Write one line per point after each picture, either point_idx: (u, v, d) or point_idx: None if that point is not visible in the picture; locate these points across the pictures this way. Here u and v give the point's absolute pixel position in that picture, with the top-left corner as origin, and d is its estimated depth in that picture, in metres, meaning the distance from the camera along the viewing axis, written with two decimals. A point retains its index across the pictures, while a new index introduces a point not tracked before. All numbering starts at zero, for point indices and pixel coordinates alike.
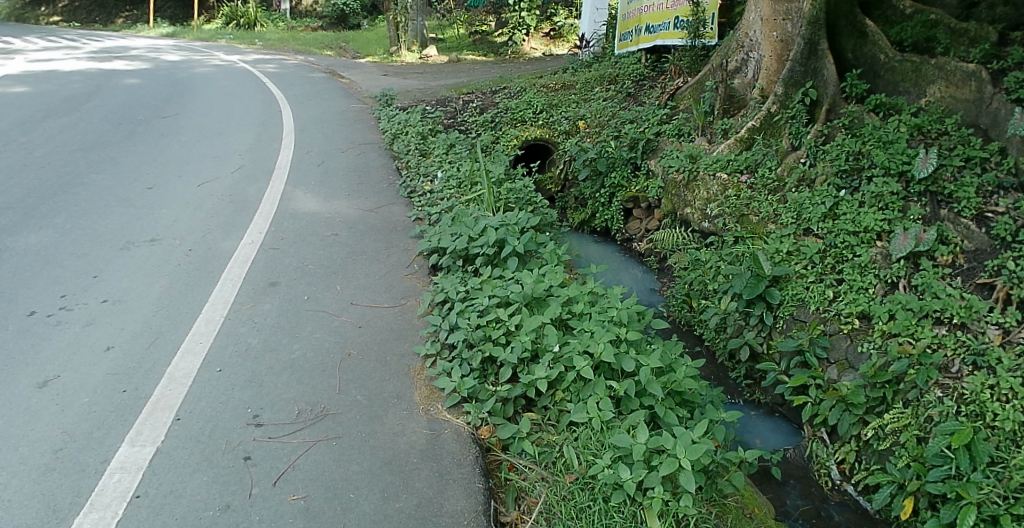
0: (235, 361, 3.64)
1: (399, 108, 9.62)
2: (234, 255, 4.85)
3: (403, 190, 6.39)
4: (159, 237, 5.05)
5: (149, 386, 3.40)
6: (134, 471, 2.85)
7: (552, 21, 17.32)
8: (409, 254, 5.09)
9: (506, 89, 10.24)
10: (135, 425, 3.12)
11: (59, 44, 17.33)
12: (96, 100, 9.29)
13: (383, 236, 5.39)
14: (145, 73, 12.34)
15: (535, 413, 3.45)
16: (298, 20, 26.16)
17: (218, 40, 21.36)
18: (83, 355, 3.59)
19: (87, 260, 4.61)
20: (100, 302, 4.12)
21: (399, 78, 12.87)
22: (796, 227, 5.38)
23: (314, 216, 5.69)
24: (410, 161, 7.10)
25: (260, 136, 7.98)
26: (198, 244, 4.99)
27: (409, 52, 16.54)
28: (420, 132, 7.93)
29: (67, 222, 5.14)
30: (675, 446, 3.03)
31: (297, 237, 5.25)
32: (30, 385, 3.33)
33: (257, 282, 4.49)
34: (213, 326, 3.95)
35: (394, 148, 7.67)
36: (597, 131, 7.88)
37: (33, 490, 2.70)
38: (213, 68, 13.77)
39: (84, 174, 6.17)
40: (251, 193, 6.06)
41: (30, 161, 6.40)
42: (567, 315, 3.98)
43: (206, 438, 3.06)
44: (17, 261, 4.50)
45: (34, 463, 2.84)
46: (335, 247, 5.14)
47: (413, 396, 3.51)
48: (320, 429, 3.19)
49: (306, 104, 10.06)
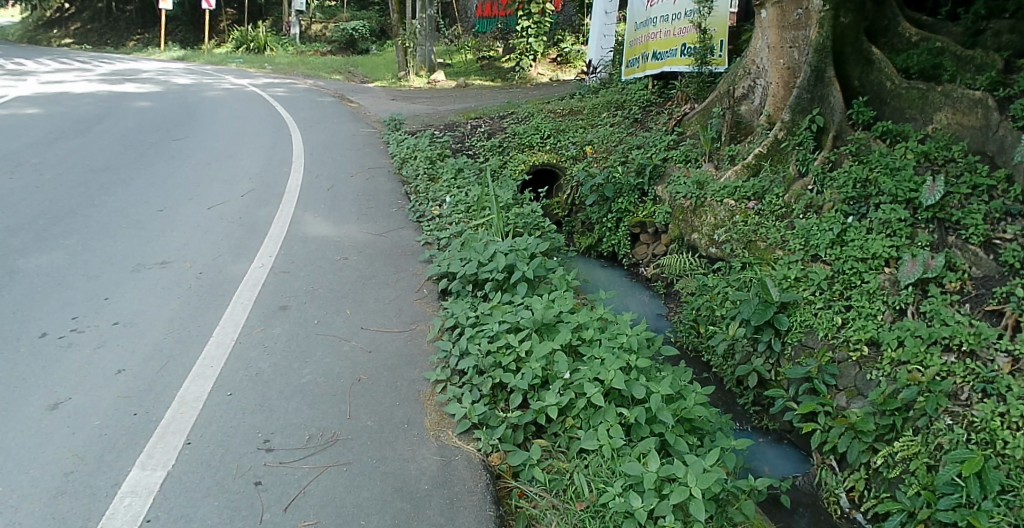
0: (245, 385, 3.63)
1: (407, 132, 9.69)
2: (246, 278, 4.86)
3: (412, 214, 6.40)
4: (169, 260, 5.06)
5: (160, 409, 3.39)
6: (145, 495, 2.82)
7: (559, 47, 17.40)
8: (419, 278, 5.09)
9: (514, 115, 10.31)
10: (145, 449, 3.09)
11: (72, 67, 17.60)
12: (106, 122, 9.36)
13: (392, 260, 5.39)
14: (157, 96, 12.46)
15: (545, 440, 3.46)
16: (308, 44, 26.47)
17: (229, 64, 21.71)
18: (93, 378, 3.58)
19: (98, 282, 4.61)
20: (112, 324, 4.11)
21: (405, 103, 13.00)
22: (804, 254, 5.40)
23: (324, 240, 5.71)
24: (419, 186, 7.12)
25: (269, 159, 8.04)
26: (209, 266, 5.00)
27: (418, 77, 16.76)
28: (429, 156, 8.03)
29: (79, 244, 5.16)
30: (687, 474, 3.04)
31: (307, 260, 5.25)
32: (41, 407, 3.32)
33: (267, 306, 4.49)
34: (224, 350, 3.95)
35: (402, 172, 7.70)
36: (604, 156, 7.92)
37: (44, 513, 2.67)
38: (223, 92, 13.89)
39: (96, 196, 6.21)
40: (262, 217, 6.08)
41: (43, 182, 6.44)
42: (577, 342, 4.00)
43: (218, 462, 3.04)
44: (28, 283, 4.51)
45: (45, 486, 2.82)
46: (345, 271, 5.14)
47: (424, 421, 3.51)
48: (331, 454, 3.17)
49: (317, 128, 10.15)
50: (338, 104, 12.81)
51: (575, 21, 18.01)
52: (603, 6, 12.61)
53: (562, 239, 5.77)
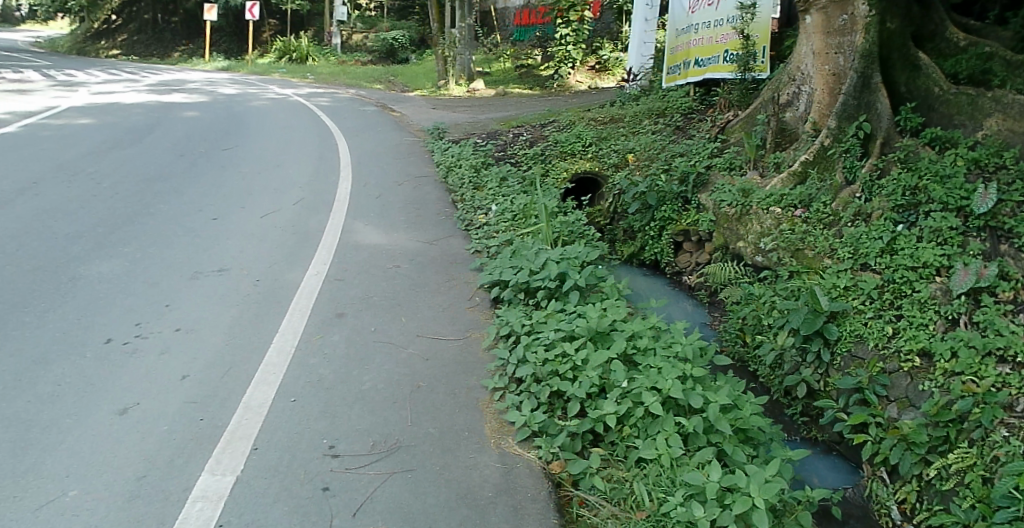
0: (307, 392, 3.68)
1: (449, 141, 9.76)
2: (301, 286, 4.93)
3: (459, 222, 6.46)
4: (226, 267, 5.14)
5: (225, 415, 3.44)
6: (216, 500, 2.83)
7: (597, 54, 17.44)
8: (470, 287, 5.12)
9: (555, 122, 10.37)
10: (214, 454, 3.15)
11: (123, 77, 18.17)
12: (157, 132, 9.58)
13: (443, 268, 5.43)
14: (203, 105, 12.75)
15: (603, 449, 3.46)
16: (347, 53, 26.96)
17: (272, 74, 22.19)
18: (160, 383, 3.65)
19: (158, 288, 4.72)
20: (174, 330, 4.20)
21: (443, 112, 13.09)
22: (853, 262, 5.34)
23: (375, 248, 5.77)
24: (464, 195, 7.19)
25: (312, 167, 8.15)
26: (265, 274, 5.07)
27: (456, 86, 16.75)
28: (472, 165, 8.09)
29: (138, 252, 5.28)
30: (748, 484, 3.00)
31: (360, 269, 5.31)
32: (111, 411, 3.39)
33: (323, 313, 4.55)
34: (284, 357, 4.00)
35: (448, 181, 7.75)
36: (646, 164, 7.89)
37: (116, 518, 2.66)
38: (267, 101, 14.14)
39: (153, 204, 6.35)
40: (314, 225, 6.16)
41: (99, 191, 6.59)
42: (632, 351, 3.99)
43: (284, 468, 3.07)
44: (91, 290, 4.61)
45: (118, 490, 2.84)
46: (397, 279, 5.19)
47: (483, 429, 3.53)
48: (395, 461, 3.19)
49: (357, 136, 10.26)
50: (376, 113, 12.93)
51: (613, 29, 17.92)
52: (643, 12, 12.54)
53: (605, 248, 5.76)
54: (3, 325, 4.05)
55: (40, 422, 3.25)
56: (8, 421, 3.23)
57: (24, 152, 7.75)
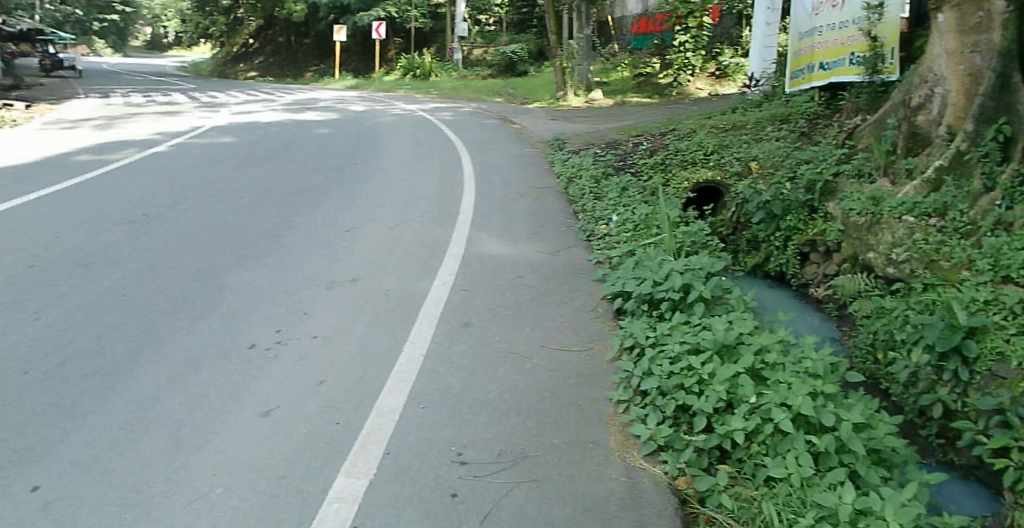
0: (436, 400, 3.81)
1: (570, 151, 10.18)
2: (429, 295, 5.14)
3: (581, 233, 6.57)
4: (359, 278, 5.42)
5: (359, 420, 3.60)
6: (351, 502, 2.92)
7: (717, 60, 17.49)
8: (593, 299, 5.21)
9: (676, 131, 10.26)
10: (349, 457, 3.28)
11: (266, 99, 19.90)
12: (291, 148, 10.31)
13: (567, 279, 5.51)
14: (335, 121, 13.75)
15: (730, 466, 3.35)
16: (468, 69, 28.25)
17: (396, 89, 23.57)
18: (300, 388, 3.88)
19: (296, 296, 5.06)
20: (311, 337, 4.47)
21: (555, 124, 13.20)
22: (994, 274, 5.00)
23: (500, 260, 5.89)
24: (585, 204, 7.32)
25: (429, 179, 8.44)
26: (394, 283, 5.32)
27: (575, 97, 17.33)
28: (587, 174, 8.17)
29: (276, 262, 5.66)
30: (886, 509, 2.77)
31: (484, 279, 5.48)
32: (254, 413, 3.61)
33: (450, 322, 4.72)
34: (413, 364, 4.17)
35: (569, 192, 7.92)
36: (770, 172, 7.67)
37: (259, 515, 2.78)
38: (393, 117, 15.03)
39: (290, 217, 6.81)
40: (439, 235, 6.42)
41: (241, 205, 7.13)
42: (760, 365, 3.86)
43: (415, 473, 3.16)
44: (233, 300, 4.97)
45: (260, 489, 2.98)
46: (520, 289, 5.30)
47: (608, 441, 3.55)
48: (521, 471, 3.23)
49: (471, 147, 10.51)
50: (487, 126, 13.19)
51: (732, 33, 18.21)
52: (765, 16, 12.36)
53: (730, 258, 5.74)
54: (161, 330, 4.47)
55: (193, 421, 3.50)
56: (164, 420, 3.49)
57: (178, 171, 8.61)
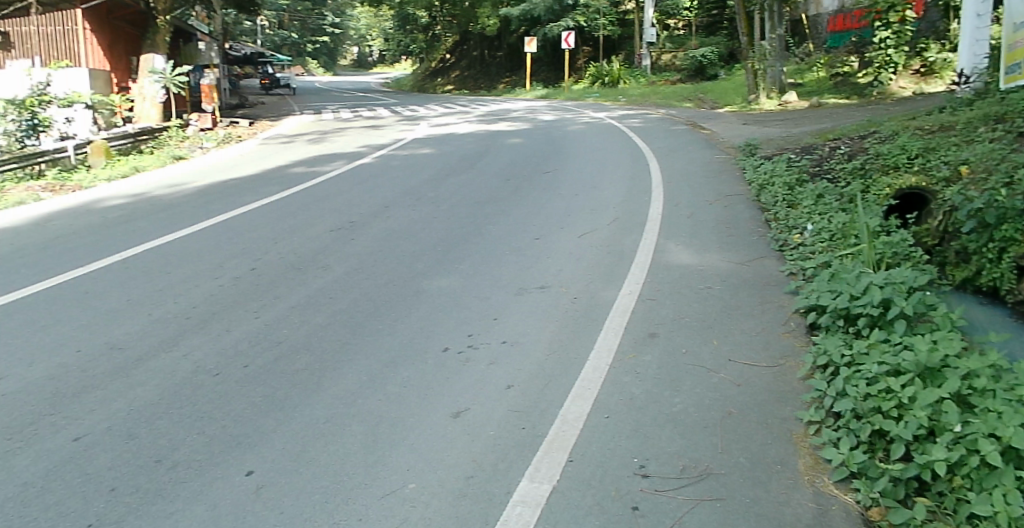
0: (620, 410, 3.85)
1: (764, 155, 11.41)
2: (617, 304, 5.58)
3: (774, 243, 7.06)
4: (547, 285, 6.06)
5: (544, 426, 3.70)
6: (533, 507, 2.97)
7: (922, 57, 18.40)
8: (784, 310, 5.38)
9: (876, 134, 10.60)
10: (533, 462, 3.35)
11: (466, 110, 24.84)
12: (481, 175, 11.47)
13: (755, 291, 5.80)
14: (537, 137, 16.46)
15: (929, 501, 2.93)
16: (677, 84, 32.55)
17: (591, 102, 27.88)
18: (490, 390, 4.10)
19: (490, 303, 5.60)
20: (501, 342, 4.80)
21: (733, 151, 12.80)
22: None
23: (684, 270, 6.45)
24: (780, 212, 7.95)
25: (602, 215, 8.62)
26: (583, 292, 5.85)
27: (769, 98, 20.23)
28: (773, 218, 7.95)
29: (464, 280, 6.19)
30: None
31: (671, 289, 5.92)
32: (447, 412, 3.84)
33: (637, 332, 4.97)
34: (599, 373, 4.32)
35: (762, 199, 8.75)
36: (984, 177, 6.99)
37: (449, 513, 2.90)
38: (586, 130, 17.59)
39: (479, 241, 7.54)
40: (627, 248, 7.19)
41: (439, 230, 8.04)
42: (970, 391, 3.33)
43: (597, 483, 3.16)
44: (426, 311, 5.44)
45: (451, 486, 3.12)
46: (710, 300, 5.66)
47: (797, 463, 3.38)
48: (704, 487, 3.13)
49: (644, 181, 10.54)
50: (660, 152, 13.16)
51: (939, 27, 18.72)
52: (975, 9, 12.50)
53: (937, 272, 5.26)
54: (368, 331, 5.02)
55: (393, 416, 3.79)
56: (367, 414, 3.81)
57: (392, 194, 10.12)
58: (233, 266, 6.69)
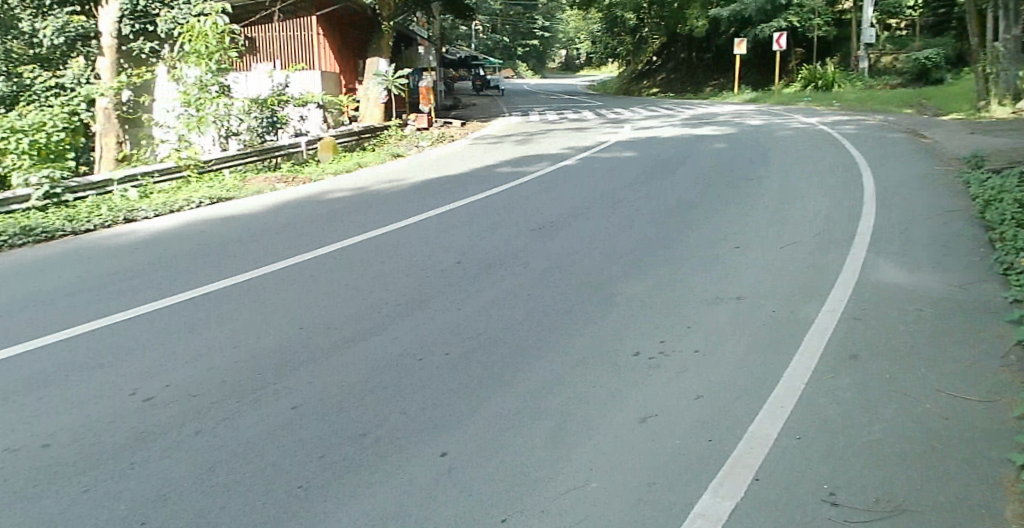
0: (813, 432, 3.71)
1: (994, 167, 10.46)
2: (816, 321, 5.50)
3: (998, 265, 6.39)
4: (742, 295, 6.16)
5: (730, 442, 3.64)
6: (712, 521, 2.86)
7: None
8: (1001, 340, 4.94)
9: None
10: (716, 478, 3.25)
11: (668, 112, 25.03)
12: (676, 181, 11.48)
13: (973, 317, 5.39)
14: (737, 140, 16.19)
15: None
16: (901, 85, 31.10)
17: (798, 104, 27.07)
18: (678, 400, 4.21)
19: (682, 313, 5.80)
20: (694, 351, 5.00)
21: (956, 162, 11.73)
22: None
23: (894, 288, 6.13)
24: (1005, 231, 7.13)
25: (803, 228, 8.26)
26: (781, 306, 5.85)
27: (1001, 106, 19.56)
28: (998, 237, 7.16)
29: (656, 291, 6.39)
30: None
31: (875, 309, 5.69)
32: (635, 418, 3.99)
33: (836, 353, 4.85)
34: (791, 392, 4.25)
35: (987, 216, 7.87)
36: None
37: (629, 516, 2.91)
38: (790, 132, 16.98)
39: (671, 249, 7.71)
40: (833, 260, 7.01)
41: (630, 235, 8.33)
42: None
43: (782, 504, 2.99)
44: (617, 319, 5.74)
45: (632, 489, 3.17)
46: (919, 322, 5.37)
47: (1004, 512, 2.86)
48: (899, 522, 2.79)
49: (852, 193, 9.91)
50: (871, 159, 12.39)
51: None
52: None
53: None
54: (565, 334, 5.46)
55: (577, 415, 4.05)
56: (557, 413, 4.09)
57: (586, 196, 10.56)
58: (440, 261, 7.53)
